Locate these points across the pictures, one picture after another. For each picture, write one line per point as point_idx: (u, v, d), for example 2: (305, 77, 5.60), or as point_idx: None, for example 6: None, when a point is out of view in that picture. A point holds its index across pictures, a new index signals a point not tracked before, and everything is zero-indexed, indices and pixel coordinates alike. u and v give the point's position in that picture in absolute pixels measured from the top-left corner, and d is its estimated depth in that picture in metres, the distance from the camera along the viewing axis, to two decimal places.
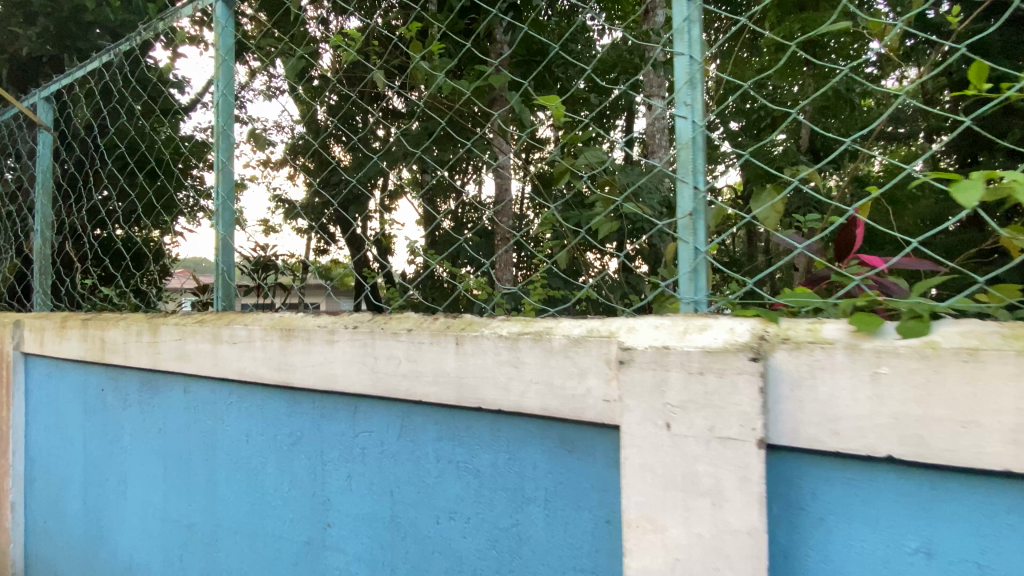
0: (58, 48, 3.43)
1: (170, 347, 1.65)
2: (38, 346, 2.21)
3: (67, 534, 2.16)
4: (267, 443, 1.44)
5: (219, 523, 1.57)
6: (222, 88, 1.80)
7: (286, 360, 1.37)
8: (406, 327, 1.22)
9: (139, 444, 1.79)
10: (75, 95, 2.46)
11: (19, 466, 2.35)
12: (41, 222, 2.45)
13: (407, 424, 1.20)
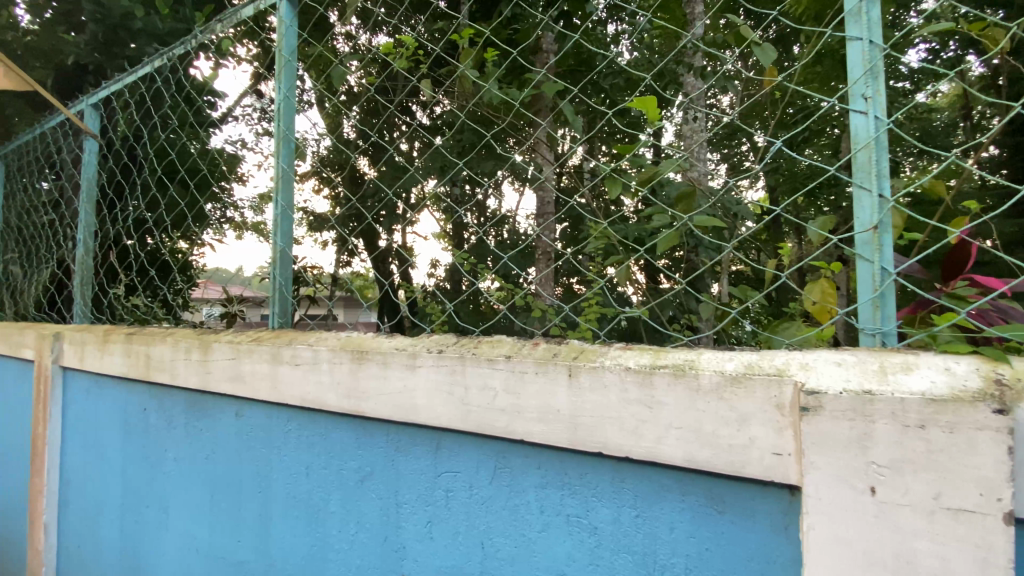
0: (105, 55, 3.49)
1: (222, 367, 1.52)
2: (78, 360, 2.12)
3: (101, 562, 2.03)
4: (331, 478, 1.29)
5: (271, 564, 1.41)
6: (284, 90, 1.71)
7: (357, 386, 1.23)
8: (502, 353, 1.07)
9: (183, 471, 1.66)
10: (121, 102, 2.40)
11: (53, 485, 2.25)
12: (84, 231, 2.36)
13: (502, 466, 1.02)
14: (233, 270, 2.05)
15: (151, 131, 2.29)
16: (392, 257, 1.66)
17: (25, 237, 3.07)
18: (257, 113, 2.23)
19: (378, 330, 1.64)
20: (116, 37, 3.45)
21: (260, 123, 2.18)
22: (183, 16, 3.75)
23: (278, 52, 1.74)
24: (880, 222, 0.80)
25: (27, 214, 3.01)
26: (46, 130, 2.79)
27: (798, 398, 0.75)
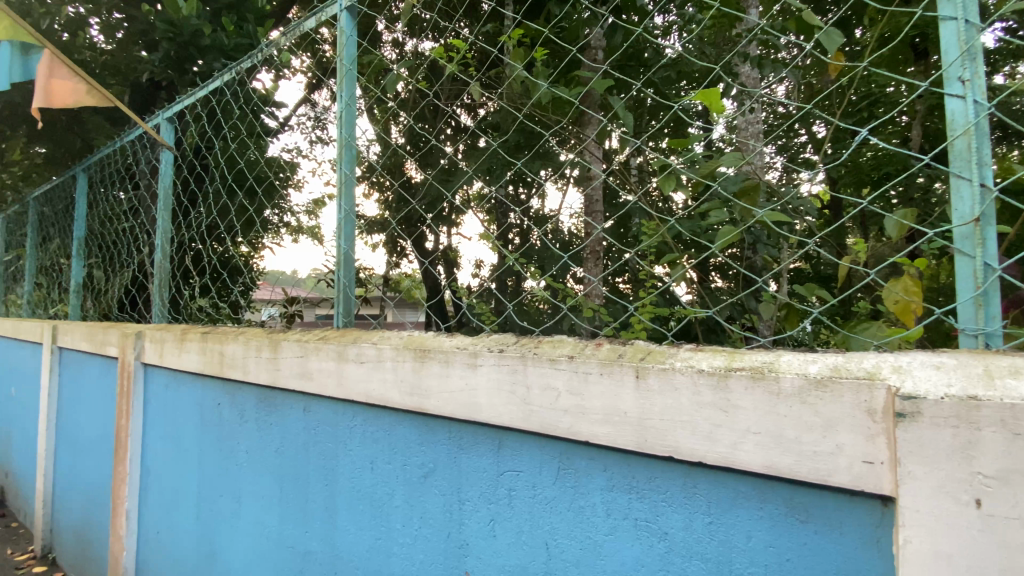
0: (177, 71, 3.73)
1: (291, 364, 1.60)
2: (157, 357, 2.27)
3: (178, 547, 2.17)
4: (394, 473, 1.32)
5: (338, 555, 1.47)
6: (346, 98, 1.78)
7: (420, 384, 1.26)
8: (564, 353, 1.06)
9: (254, 463, 1.75)
10: (193, 115, 2.56)
11: (134, 474, 2.42)
12: (161, 237, 2.56)
13: (566, 467, 1.01)
14: (290, 273, 2.14)
15: (217, 141, 2.43)
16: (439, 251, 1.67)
17: (107, 243, 3.32)
18: (312, 122, 2.31)
19: (428, 331, 1.68)
20: (186, 53, 3.67)
21: (315, 131, 2.27)
22: (246, 32, 3.97)
23: (339, 62, 1.81)
24: (983, 214, 0.74)
25: (110, 221, 3.26)
26: (126, 142, 3.01)
27: (892, 403, 0.71)
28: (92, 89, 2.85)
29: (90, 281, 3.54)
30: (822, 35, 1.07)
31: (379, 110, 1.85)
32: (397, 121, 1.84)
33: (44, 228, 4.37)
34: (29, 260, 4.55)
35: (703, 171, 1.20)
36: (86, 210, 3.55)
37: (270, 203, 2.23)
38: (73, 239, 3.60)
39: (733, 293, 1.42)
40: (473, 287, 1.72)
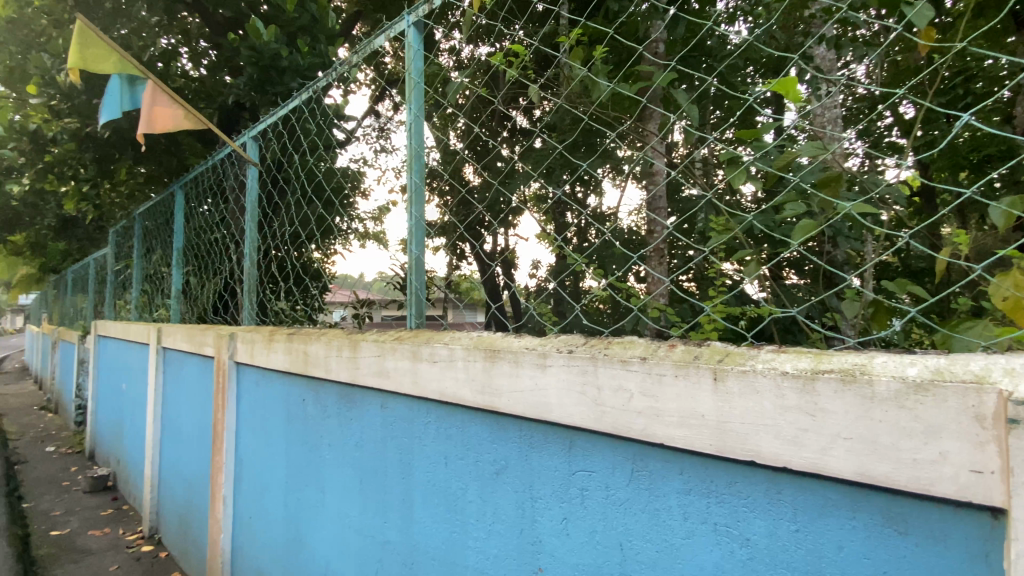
0: (259, 93, 4.04)
1: (369, 363, 1.69)
2: (249, 356, 2.48)
3: (268, 533, 2.35)
4: (468, 469, 1.37)
5: (415, 545, 1.54)
6: (415, 110, 1.89)
7: (491, 383, 1.30)
8: (636, 354, 1.06)
9: (337, 455, 1.87)
10: (275, 132, 2.79)
11: (229, 463, 2.65)
12: (250, 245, 2.82)
13: (641, 469, 1.01)
14: (357, 276, 2.28)
15: (294, 155, 2.63)
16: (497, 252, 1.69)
17: (201, 253, 3.66)
18: (376, 132, 2.43)
19: (483, 330, 1.76)
20: (268, 76, 3.96)
21: (379, 140, 2.38)
22: (319, 51, 4.23)
23: (408, 75, 1.93)
24: None
25: (202, 233, 3.59)
26: (217, 160, 3.31)
27: (1005, 410, 0.65)
28: (187, 114, 3.15)
29: (187, 288, 3.91)
30: (910, 11, 1.01)
31: (439, 119, 1.91)
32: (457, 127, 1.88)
33: (148, 241, 4.86)
34: (136, 270, 5.09)
35: (777, 164, 1.14)
36: (182, 224, 3.93)
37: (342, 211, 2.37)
38: (173, 250, 4.00)
39: (812, 290, 1.32)
40: (531, 286, 1.68)
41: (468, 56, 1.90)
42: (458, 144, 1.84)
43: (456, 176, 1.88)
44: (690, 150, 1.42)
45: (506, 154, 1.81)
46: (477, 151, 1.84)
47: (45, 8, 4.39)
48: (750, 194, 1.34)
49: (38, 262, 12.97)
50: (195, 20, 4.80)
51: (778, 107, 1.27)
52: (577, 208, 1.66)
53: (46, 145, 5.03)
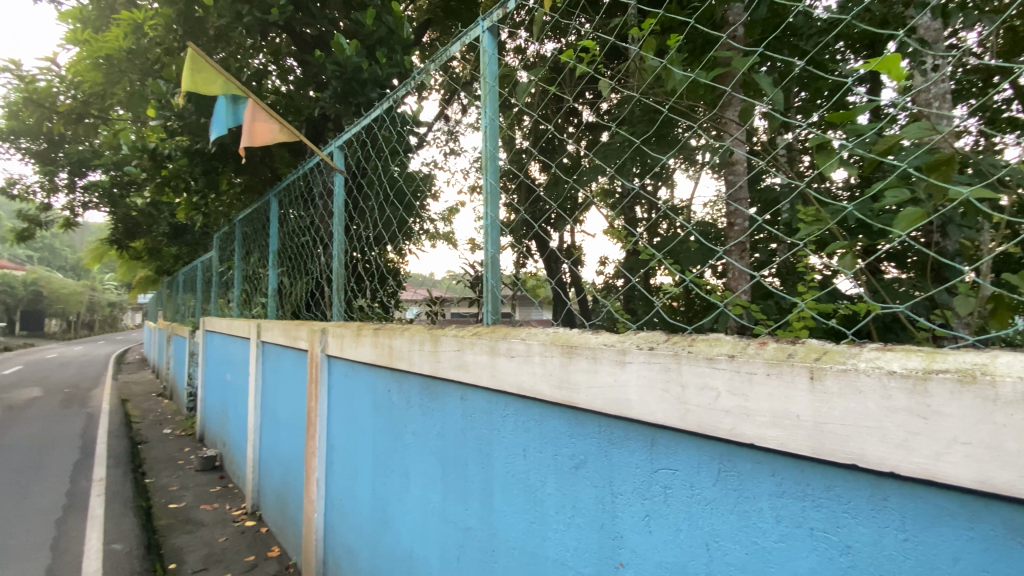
0: (343, 104, 4.31)
1: (449, 357, 1.78)
2: (339, 349, 2.68)
3: (358, 514, 2.53)
4: (547, 462, 1.40)
5: (495, 533, 1.60)
6: (490, 113, 1.95)
7: (568, 378, 1.32)
8: (723, 352, 1.03)
9: (421, 443, 1.98)
10: (358, 141, 2.98)
11: (322, 448, 2.88)
12: (338, 246, 3.05)
13: (728, 469, 1.00)
14: (427, 274, 2.42)
15: (373, 161, 2.80)
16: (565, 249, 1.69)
17: (293, 255, 3.98)
18: (445, 135, 2.52)
19: (550, 327, 1.78)
20: (351, 88, 4.23)
21: (448, 143, 2.47)
22: (395, 61, 4.43)
23: (482, 79, 1.99)
24: None
25: (294, 236, 3.91)
26: (307, 170, 3.60)
27: None
28: (282, 128, 3.43)
29: (281, 288, 4.26)
30: None
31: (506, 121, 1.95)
32: (522, 125, 1.90)
33: (247, 245, 5.34)
34: (237, 271, 5.61)
35: (878, 147, 1.05)
36: (277, 229, 4.29)
37: (412, 215, 2.50)
38: (270, 253, 4.38)
39: (916, 283, 1.25)
40: (597, 283, 1.66)
41: (533, 55, 1.90)
42: (525, 142, 1.87)
43: (522, 172, 1.87)
44: (773, 137, 1.35)
45: (572, 148, 1.74)
46: (542, 147, 1.81)
47: (160, 39, 4.93)
48: (842, 181, 1.26)
49: (154, 265, 14.60)
50: (284, 40, 5.19)
51: (874, 86, 1.16)
52: (647, 203, 1.59)
53: (162, 162, 5.66)
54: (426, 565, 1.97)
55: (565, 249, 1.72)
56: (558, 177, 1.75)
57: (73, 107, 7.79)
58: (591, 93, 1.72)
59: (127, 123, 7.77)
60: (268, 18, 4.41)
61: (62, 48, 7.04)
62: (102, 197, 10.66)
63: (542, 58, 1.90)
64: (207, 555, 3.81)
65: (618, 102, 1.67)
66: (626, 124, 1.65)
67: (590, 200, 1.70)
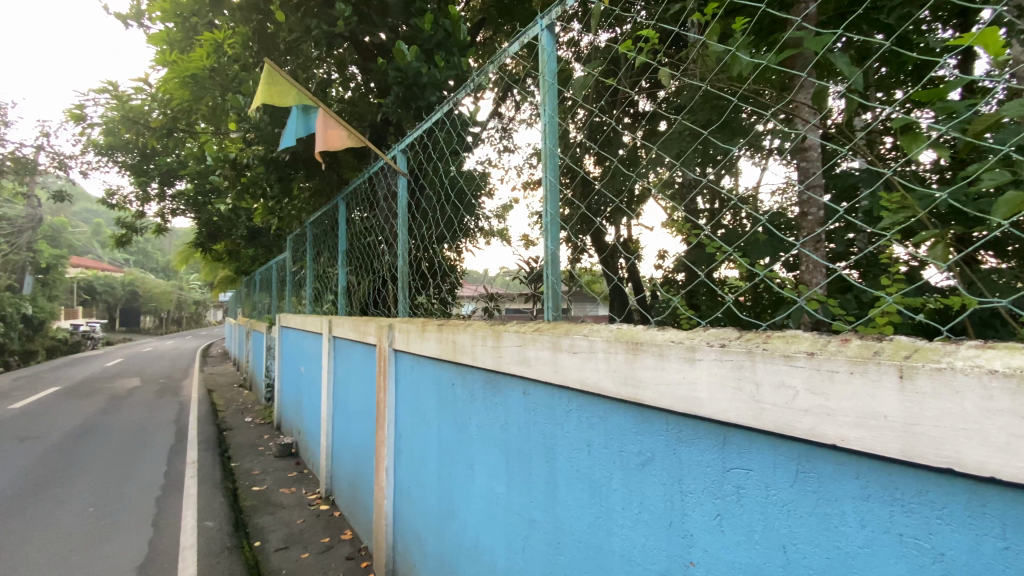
0: (404, 108, 4.48)
1: (512, 353, 1.82)
2: (405, 344, 2.80)
3: (425, 503, 2.64)
4: (613, 458, 1.41)
5: (560, 525, 1.63)
6: (550, 111, 1.94)
7: (633, 375, 1.32)
8: (801, 350, 1.00)
9: (484, 435, 2.05)
10: (420, 143, 3.09)
11: (390, 438, 3.03)
12: (402, 246, 3.19)
13: (807, 470, 0.97)
14: (482, 271, 2.47)
15: (434, 162, 2.90)
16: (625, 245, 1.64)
17: (360, 254, 4.17)
18: (499, 133, 2.51)
19: (610, 322, 1.72)
20: (411, 92, 4.38)
21: (502, 141, 2.47)
22: (453, 64, 4.55)
23: (542, 78, 2.00)
24: None
25: (360, 236, 4.11)
26: (371, 174, 3.77)
27: None
28: (350, 134, 3.62)
29: (349, 286, 4.48)
30: None
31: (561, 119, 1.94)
32: (576, 119, 1.88)
33: (317, 246, 5.68)
34: (308, 271, 5.96)
35: (974, 128, 0.97)
36: (345, 231, 4.53)
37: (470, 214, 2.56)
38: (339, 253, 4.61)
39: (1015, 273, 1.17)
40: (657, 278, 1.61)
41: (587, 46, 1.87)
42: (579, 134, 1.86)
43: (577, 167, 1.85)
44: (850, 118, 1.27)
45: (628, 140, 1.68)
46: (599, 140, 1.78)
47: (237, 56, 5.31)
48: (930, 162, 1.18)
49: (233, 266, 15.75)
50: (348, 50, 5.46)
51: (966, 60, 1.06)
52: (710, 192, 1.53)
53: (241, 170, 6.13)
54: (492, 554, 2.03)
55: (624, 244, 1.67)
56: (616, 170, 1.70)
57: (163, 122, 8.53)
58: (648, 83, 1.72)
59: (208, 135, 8.42)
60: (333, 30, 4.64)
61: (153, 68, 7.72)
62: (188, 204, 11.62)
63: (596, 49, 1.84)
64: (287, 535, 4.11)
65: (677, 89, 1.65)
66: (688, 113, 1.65)
67: (648, 190, 1.60)
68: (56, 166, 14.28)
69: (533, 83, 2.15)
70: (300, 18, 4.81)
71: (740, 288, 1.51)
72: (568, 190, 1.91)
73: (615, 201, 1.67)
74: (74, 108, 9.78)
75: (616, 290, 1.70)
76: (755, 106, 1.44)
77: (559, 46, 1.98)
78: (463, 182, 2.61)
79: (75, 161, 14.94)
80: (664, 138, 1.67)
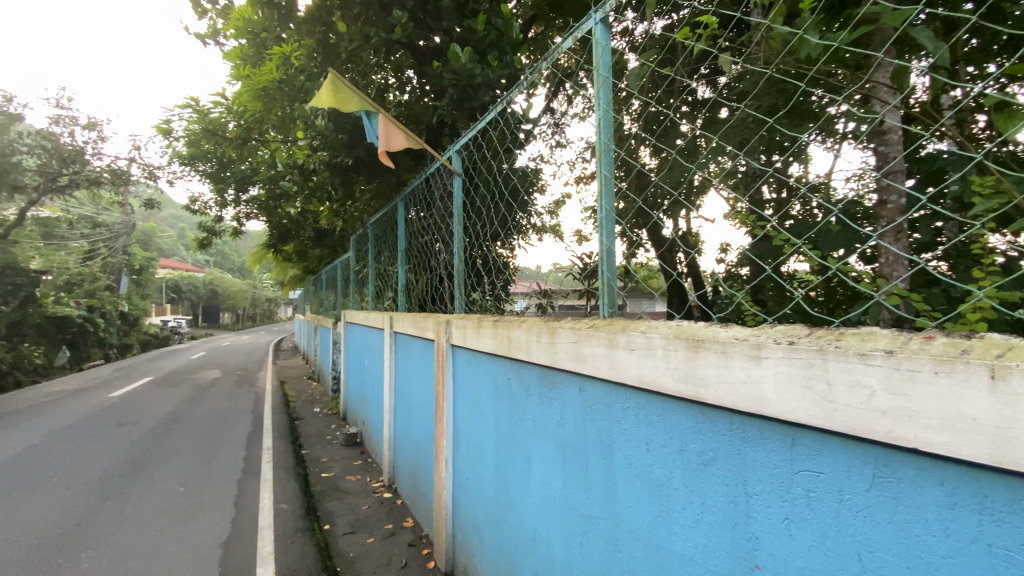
0: (459, 110, 4.57)
1: (567, 349, 1.83)
2: (462, 340, 2.88)
3: (483, 494, 2.70)
4: (672, 457, 1.39)
5: (618, 522, 1.63)
6: (604, 106, 1.92)
7: (694, 372, 1.29)
8: (879, 348, 0.95)
9: (541, 430, 2.07)
10: (475, 142, 3.14)
11: (448, 430, 3.13)
12: (458, 244, 3.26)
13: (885, 475, 0.92)
14: (534, 267, 2.48)
15: (487, 161, 2.94)
16: (682, 239, 1.61)
17: (418, 253, 4.31)
18: (551, 129, 2.48)
19: (668, 319, 1.70)
20: (466, 93, 4.47)
21: (554, 136, 2.43)
22: (506, 62, 4.60)
23: (596, 72, 1.97)
24: None
25: (418, 236, 4.24)
26: (428, 175, 3.88)
27: None
28: (408, 138, 3.74)
29: (408, 284, 4.64)
30: None
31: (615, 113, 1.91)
32: (631, 110, 1.85)
33: (378, 245, 5.93)
34: (370, 269, 6.23)
35: None
36: (404, 230, 4.69)
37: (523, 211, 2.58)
38: (398, 253, 4.79)
39: None
40: (719, 273, 1.59)
41: (642, 36, 1.86)
42: (633, 126, 1.83)
43: (631, 159, 1.83)
44: (935, 97, 1.18)
45: (686, 129, 1.64)
46: (656, 131, 1.74)
47: (303, 67, 5.62)
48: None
49: (300, 265, 16.73)
50: (404, 55, 5.62)
51: None
52: (777, 181, 1.46)
53: (308, 175, 6.49)
54: (550, 548, 2.06)
55: (682, 237, 1.62)
56: (675, 161, 1.66)
57: (240, 133, 9.17)
58: (708, 69, 1.66)
59: (278, 143, 8.97)
60: (391, 37, 4.81)
61: (229, 82, 8.30)
62: (261, 208, 12.43)
63: (652, 39, 1.81)
64: (353, 520, 4.33)
65: (739, 74, 1.56)
66: (753, 98, 1.52)
67: (708, 181, 1.57)
68: (148, 177, 15.71)
69: (585, 76, 2.13)
70: (360, 27, 5.02)
71: (812, 284, 1.37)
72: (622, 183, 1.89)
73: (674, 193, 1.63)
74: (162, 122, 10.75)
75: (675, 285, 1.66)
76: (828, 87, 1.35)
77: (612, 37, 1.96)
78: (516, 181, 2.63)
79: (164, 171, 16.38)
80: (725, 127, 1.58)
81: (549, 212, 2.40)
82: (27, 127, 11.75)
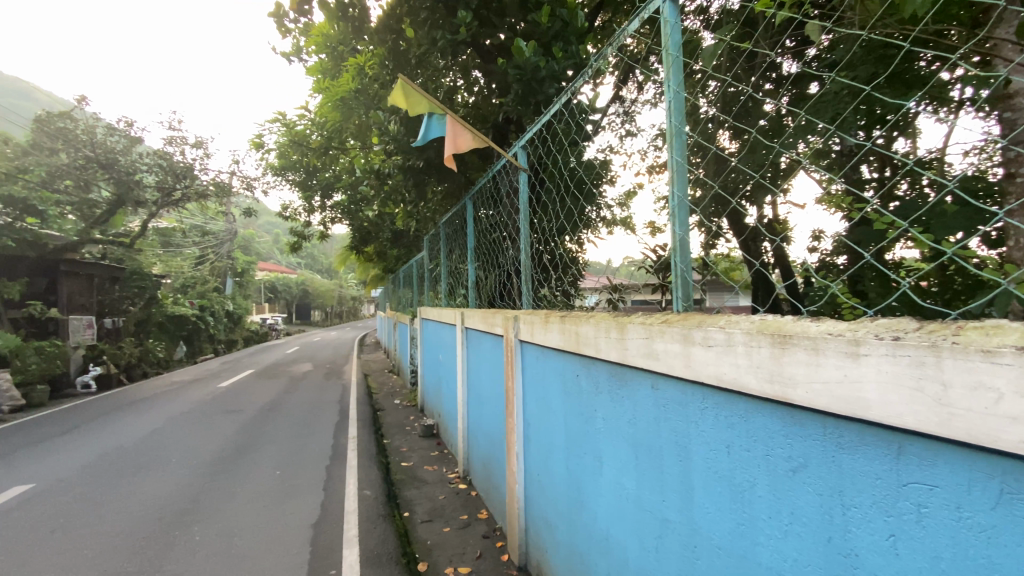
0: (525, 105, 4.56)
1: (638, 344, 1.76)
2: (530, 335, 2.87)
3: (554, 491, 2.69)
4: (756, 461, 1.29)
5: (697, 528, 1.54)
6: (675, 87, 1.79)
7: (781, 371, 1.18)
8: (1008, 344, 0.81)
9: (612, 428, 2.02)
10: (540, 136, 3.11)
11: (519, 426, 3.14)
12: (524, 240, 3.25)
13: (1016, 492, 0.79)
14: (605, 262, 2.40)
15: (553, 154, 2.90)
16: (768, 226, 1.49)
17: (487, 251, 4.36)
18: (621, 117, 2.39)
19: (753, 314, 1.58)
20: (531, 87, 4.45)
21: (624, 125, 2.33)
22: (571, 53, 4.51)
23: (664, 53, 1.84)
24: None
25: (487, 233, 4.30)
26: (495, 173, 3.92)
27: None
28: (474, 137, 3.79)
29: (478, 280, 4.72)
30: None
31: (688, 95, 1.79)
32: (707, 91, 1.71)
33: (449, 244, 6.09)
34: (442, 267, 6.42)
35: None
36: (473, 228, 4.77)
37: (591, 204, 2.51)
38: (468, 250, 4.88)
39: None
40: (811, 263, 1.43)
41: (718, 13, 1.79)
42: (711, 109, 1.69)
43: (710, 143, 1.69)
44: None
45: (770, 108, 1.51)
46: (737, 113, 1.61)
47: (377, 75, 5.86)
48: None
49: (378, 264, 17.60)
50: (470, 55, 5.70)
51: None
52: (878, 158, 1.27)
53: (384, 177, 6.78)
54: (623, 549, 2.00)
55: (767, 225, 1.51)
56: (756, 143, 1.52)
57: (322, 142, 9.76)
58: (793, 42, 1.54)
59: (356, 149, 9.47)
60: (456, 38, 4.89)
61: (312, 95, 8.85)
62: (343, 212, 13.22)
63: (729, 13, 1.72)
64: (431, 509, 4.50)
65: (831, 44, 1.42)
66: (846, 69, 1.38)
67: (796, 163, 1.40)
68: (246, 188, 17.24)
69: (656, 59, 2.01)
70: (427, 31, 5.16)
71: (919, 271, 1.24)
72: (698, 169, 1.75)
73: (756, 175, 1.50)
74: (256, 137, 11.75)
75: (760, 277, 1.55)
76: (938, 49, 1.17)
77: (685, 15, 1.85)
78: (584, 173, 2.56)
79: (259, 182, 17.91)
80: (813, 102, 1.45)
81: (620, 203, 2.31)
82: (146, 149, 13.23)
